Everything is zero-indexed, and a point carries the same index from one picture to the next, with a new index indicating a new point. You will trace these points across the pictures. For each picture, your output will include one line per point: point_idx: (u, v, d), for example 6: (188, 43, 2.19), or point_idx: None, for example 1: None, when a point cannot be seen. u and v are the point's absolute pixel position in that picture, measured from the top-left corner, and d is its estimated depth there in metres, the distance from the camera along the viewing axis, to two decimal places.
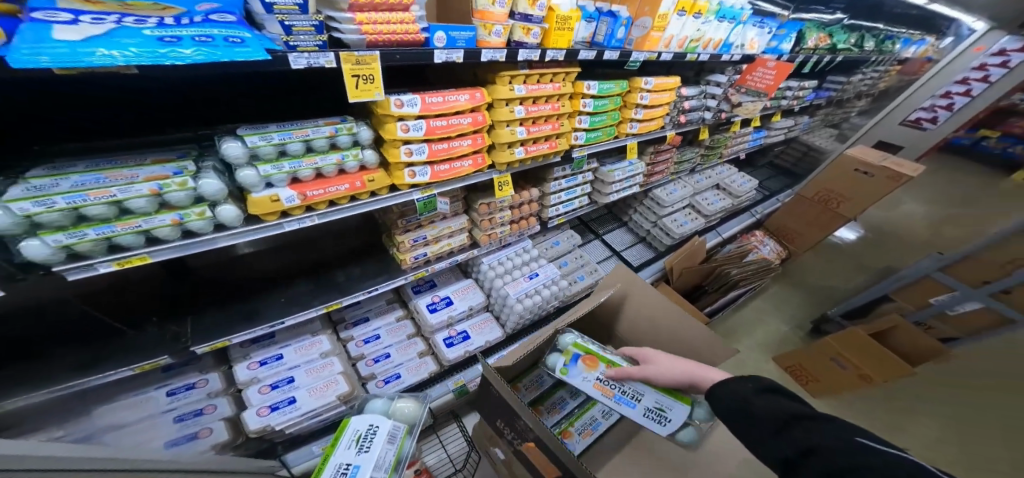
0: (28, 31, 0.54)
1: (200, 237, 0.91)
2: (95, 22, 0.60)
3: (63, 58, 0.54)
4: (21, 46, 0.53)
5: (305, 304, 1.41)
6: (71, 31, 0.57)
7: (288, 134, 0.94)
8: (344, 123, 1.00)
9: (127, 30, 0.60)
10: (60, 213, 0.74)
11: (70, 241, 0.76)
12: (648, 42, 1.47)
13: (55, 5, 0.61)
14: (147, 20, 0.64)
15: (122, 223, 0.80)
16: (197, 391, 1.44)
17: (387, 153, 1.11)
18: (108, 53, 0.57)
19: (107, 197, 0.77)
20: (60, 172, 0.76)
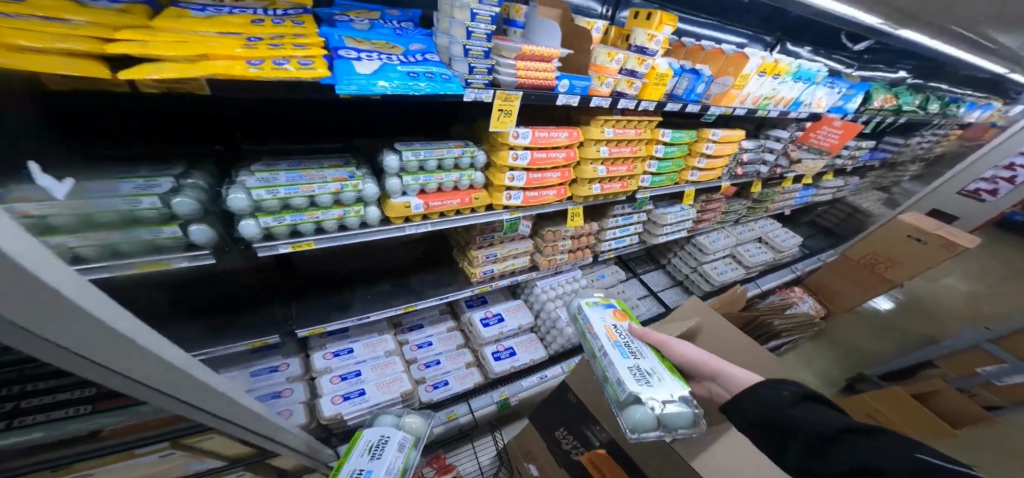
0: (341, 65, 0.84)
1: (349, 231, 1.15)
2: (371, 59, 0.89)
3: (360, 87, 0.82)
4: (341, 76, 0.81)
5: (385, 303, 1.53)
6: (362, 68, 0.85)
7: (429, 152, 1.13)
8: (472, 148, 1.19)
9: (389, 66, 0.89)
10: (276, 201, 1.00)
11: (272, 223, 1.02)
12: (726, 98, 1.59)
13: (347, 46, 0.91)
14: (393, 57, 0.92)
15: (308, 213, 1.05)
16: (278, 375, 1.54)
17: (493, 176, 1.27)
18: (384, 83, 0.84)
19: (308, 191, 1.02)
20: (273, 168, 1.02)
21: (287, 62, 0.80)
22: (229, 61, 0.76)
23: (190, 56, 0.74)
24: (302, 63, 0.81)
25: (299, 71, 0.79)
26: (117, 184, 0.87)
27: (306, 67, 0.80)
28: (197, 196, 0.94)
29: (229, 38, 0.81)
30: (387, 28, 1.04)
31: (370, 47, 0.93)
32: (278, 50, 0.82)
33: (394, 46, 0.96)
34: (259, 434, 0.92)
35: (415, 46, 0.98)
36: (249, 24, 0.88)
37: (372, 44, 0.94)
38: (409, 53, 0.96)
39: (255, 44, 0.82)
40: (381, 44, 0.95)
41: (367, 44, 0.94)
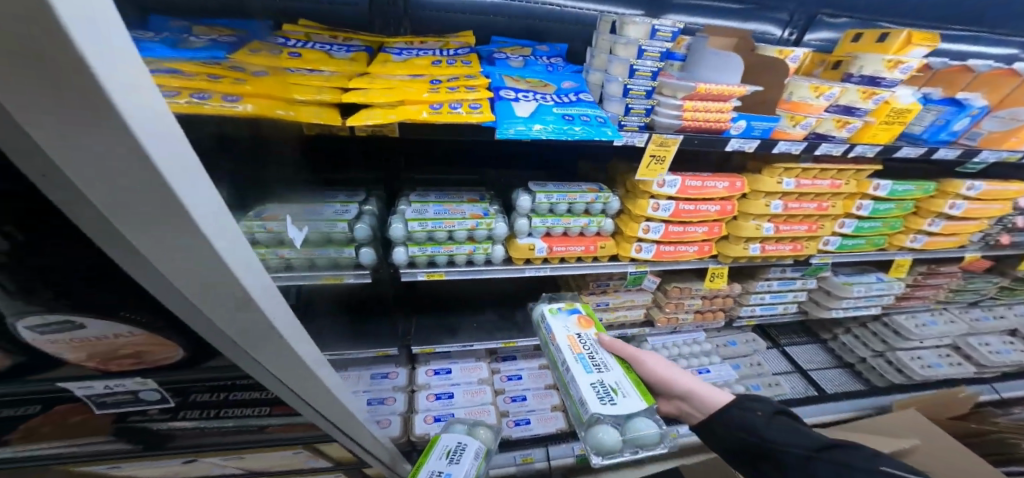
0: (500, 105, 0.78)
1: (474, 267, 1.13)
2: (531, 99, 0.81)
3: (516, 129, 0.74)
4: (503, 118, 0.74)
5: (490, 334, 1.47)
6: (521, 109, 0.77)
7: (562, 195, 1.04)
8: (608, 193, 1.06)
9: (543, 106, 0.80)
10: (424, 233, 1.05)
11: (417, 252, 1.07)
12: (1010, 139, 1.16)
13: (507, 85, 0.85)
14: (547, 98, 0.83)
15: (445, 246, 1.07)
16: (389, 381, 1.65)
17: (625, 225, 1.10)
18: (540, 125, 0.75)
19: (450, 226, 1.04)
20: (425, 198, 1.09)
21: (470, 104, 0.76)
22: (412, 105, 0.76)
23: (391, 101, 0.76)
24: (473, 106, 0.76)
25: (474, 115, 0.74)
26: (321, 207, 1.06)
27: (477, 111, 0.75)
28: (370, 222, 1.09)
29: (406, 81, 0.82)
30: (540, 65, 0.99)
31: (527, 86, 0.86)
32: (459, 93, 0.78)
33: (547, 84, 0.89)
34: (364, 445, 0.99)
35: (568, 84, 0.90)
36: (431, 66, 0.93)
37: (527, 84, 0.87)
38: (566, 94, 0.86)
39: (431, 85, 0.81)
40: (533, 83, 0.88)
41: (522, 83, 0.87)
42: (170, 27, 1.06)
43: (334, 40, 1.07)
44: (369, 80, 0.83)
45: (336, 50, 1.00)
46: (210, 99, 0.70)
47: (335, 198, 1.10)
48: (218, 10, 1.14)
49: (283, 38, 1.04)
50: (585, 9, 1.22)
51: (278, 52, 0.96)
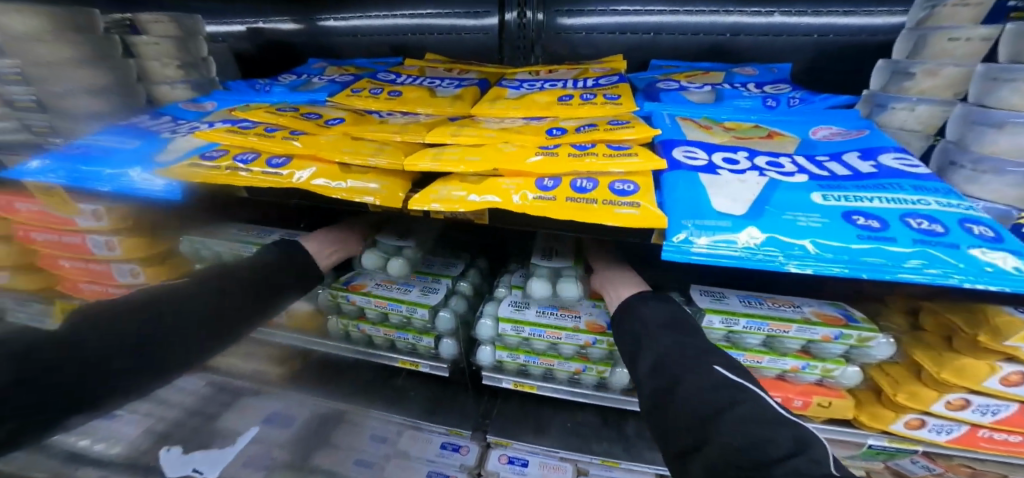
0: (676, 183, 0.39)
1: (578, 391, 0.73)
2: (752, 171, 0.40)
3: (716, 241, 0.34)
4: (688, 216, 0.35)
5: (582, 441, 0.76)
6: (737, 196, 0.37)
7: (764, 325, 0.56)
8: (861, 333, 0.54)
9: (779, 187, 0.38)
10: (518, 338, 0.70)
11: (506, 358, 0.73)
12: None
13: (688, 138, 0.46)
14: (784, 164, 0.41)
15: (544, 358, 0.71)
16: (458, 459, 0.77)
17: (889, 383, 0.56)
18: (773, 235, 0.34)
19: (554, 336, 0.67)
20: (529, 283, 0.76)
21: (621, 185, 0.38)
22: (506, 178, 0.42)
23: (481, 172, 0.43)
24: (620, 190, 0.38)
25: (631, 215, 0.36)
26: (410, 279, 0.77)
27: (628, 202, 0.36)
28: (459, 309, 0.76)
29: (515, 132, 0.49)
30: (743, 96, 0.59)
31: (735, 140, 0.46)
32: (599, 162, 0.40)
33: (775, 133, 0.48)
34: None
35: (817, 134, 0.48)
36: (556, 103, 0.61)
37: (730, 136, 0.47)
38: (825, 159, 0.43)
39: (549, 139, 0.45)
40: (743, 132, 0.48)
41: (718, 133, 0.48)
42: (307, 70, 1.01)
43: (448, 74, 0.86)
44: (463, 128, 0.52)
45: (444, 86, 0.77)
46: (252, 164, 0.53)
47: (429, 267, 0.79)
48: (355, 50, 1.06)
49: (395, 75, 0.88)
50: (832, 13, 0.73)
51: (378, 91, 0.78)
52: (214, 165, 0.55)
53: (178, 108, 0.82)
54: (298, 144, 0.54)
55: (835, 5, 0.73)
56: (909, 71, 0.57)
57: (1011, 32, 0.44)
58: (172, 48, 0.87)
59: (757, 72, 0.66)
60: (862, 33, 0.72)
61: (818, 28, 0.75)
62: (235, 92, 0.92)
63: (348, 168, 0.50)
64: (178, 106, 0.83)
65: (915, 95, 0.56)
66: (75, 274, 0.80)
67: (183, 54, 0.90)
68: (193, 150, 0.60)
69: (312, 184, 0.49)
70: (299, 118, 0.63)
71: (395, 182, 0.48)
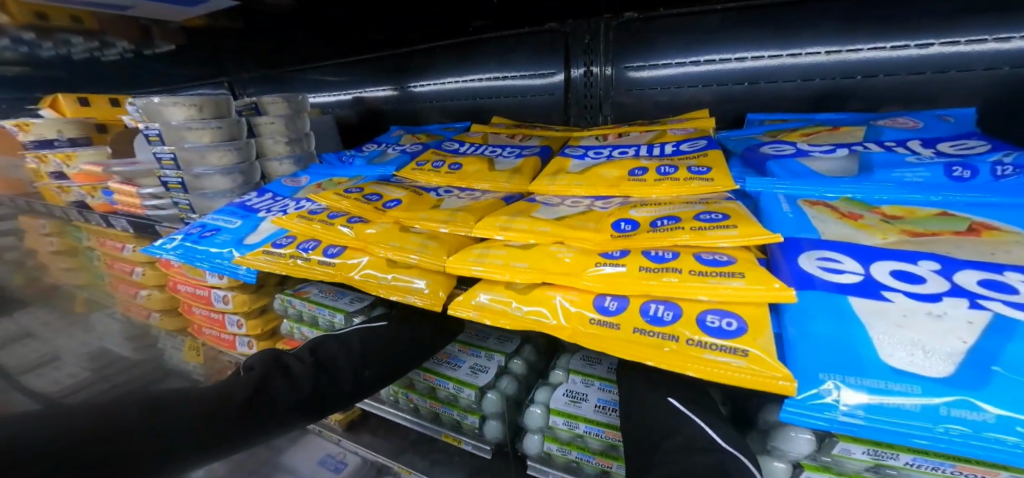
0: (815, 312, 0.27)
1: None
2: (955, 296, 0.26)
3: (893, 414, 0.22)
4: (839, 367, 0.24)
5: None
6: (928, 343, 0.24)
7: (945, 468, 0.30)
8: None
9: (1018, 330, 0.24)
10: (571, 433, 0.57)
11: (555, 452, 0.59)
12: None
13: (824, 237, 0.34)
14: (1002, 286, 0.27)
15: (601, 458, 0.56)
16: None
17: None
18: (1014, 417, 0.21)
19: (615, 439, 0.54)
20: (590, 371, 0.64)
21: (716, 321, 0.28)
22: (558, 291, 0.34)
23: (531, 282, 0.36)
24: (714, 328, 0.28)
25: (731, 367, 0.26)
26: (462, 352, 0.70)
27: (724, 347, 0.26)
28: (509, 390, 0.65)
29: (573, 226, 0.39)
30: (909, 165, 0.41)
31: (908, 240, 0.32)
32: (681, 283, 0.30)
33: (983, 228, 0.33)
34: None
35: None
36: (625, 180, 0.53)
37: (897, 229, 0.34)
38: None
39: (616, 239, 0.36)
40: (920, 224, 0.35)
41: (878, 227, 0.35)
42: (387, 139, 1.05)
43: (510, 140, 0.83)
44: (516, 216, 0.44)
45: (504, 155, 0.74)
46: (312, 253, 0.51)
47: (483, 341, 0.71)
48: (434, 114, 1.09)
49: (458, 143, 0.85)
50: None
51: (440, 163, 0.75)
52: (281, 253, 0.53)
53: (280, 184, 0.87)
54: (350, 232, 0.50)
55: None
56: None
57: None
58: (283, 127, 0.95)
59: (921, 124, 0.52)
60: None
61: (1012, 57, 0.56)
62: (326, 165, 0.96)
63: (394, 262, 0.46)
64: (280, 182, 0.89)
65: None
66: (199, 320, 0.87)
67: (291, 132, 0.97)
68: (268, 235, 0.59)
69: (359, 278, 0.46)
70: (361, 199, 0.59)
71: (438, 279, 0.43)
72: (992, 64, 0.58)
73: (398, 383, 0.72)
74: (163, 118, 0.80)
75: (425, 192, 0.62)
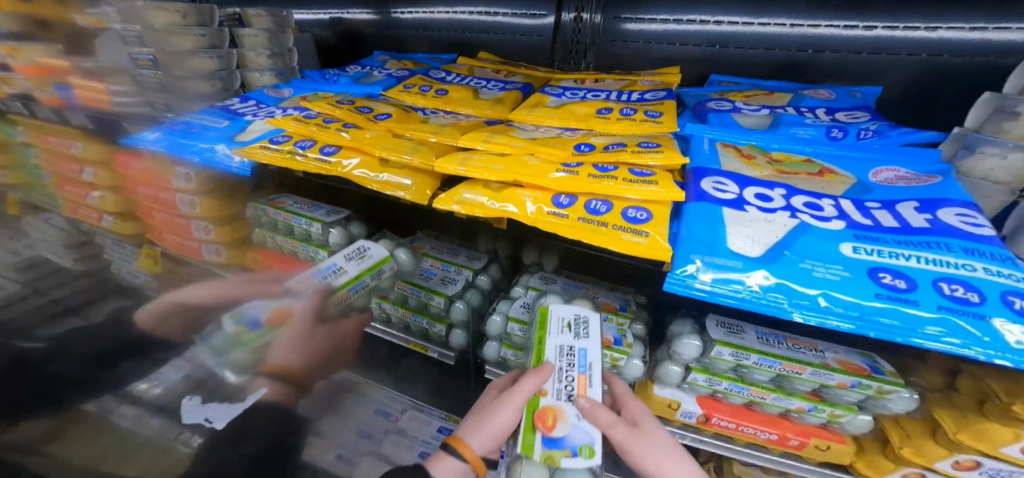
0: (697, 215, 0.38)
1: None
2: (785, 210, 0.38)
3: (723, 282, 0.34)
4: (701, 251, 0.35)
5: None
6: (757, 237, 0.36)
7: (776, 364, 0.53)
8: (882, 385, 0.51)
9: (808, 231, 0.36)
10: (525, 340, 0.68)
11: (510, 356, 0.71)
12: None
13: (723, 168, 0.44)
14: (820, 207, 0.39)
15: None
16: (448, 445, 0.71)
17: (898, 435, 0.53)
18: (784, 283, 0.33)
19: None
20: (547, 288, 0.74)
21: (634, 213, 0.38)
22: (526, 191, 0.43)
23: (503, 181, 0.44)
24: (632, 218, 0.37)
25: (636, 246, 0.36)
26: (432, 266, 0.79)
27: (636, 230, 0.36)
28: (474, 301, 0.75)
29: (544, 144, 0.48)
30: (803, 125, 0.54)
31: (776, 175, 0.44)
32: (615, 186, 0.39)
33: (827, 171, 0.45)
34: None
35: (878, 177, 0.43)
36: (593, 117, 0.61)
37: (772, 168, 0.46)
38: (876, 208, 0.39)
39: (574, 155, 0.45)
40: (790, 166, 0.46)
41: (759, 164, 0.47)
42: (371, 63, 1.06)
43: (496, 75, 0.87)
44: (497, 134, 0.52)
45: (489, 88, 0.79)
46: (308, 151, 0.56)
47: (453, 257, 0.80)
48: (420, 43, 1.10)
49: (445, 72, 0.89)
50: (949, 29, 0.64)
51: (427, 88, 0.79)
52: (280, 149, 0.58)
53: (262, 94, 0.87)
54: (346, 135, 0.56)
55: (959, 19, 0.63)
56: (1018, 110, 0.43)
57: (984, 100, 0.49)
58: (267, 40, 0.93)
59: (833, 96, 0.66)
60: (988, 54, 0.63)
61: (929, 46, 0.66)
62: (309, 81, 0.96)
63: (386, 162, 0.53)
64: (263, 91, 0.89)
65: (1014, 139, 0.42)
66: (161, 225, 0.80)
67: (273, 46, 0.95)
68: (263, 134, 0.63)
69: (353, 174, 0.52)
70: (355, 110, 0.64)
71: (425, 179, 0.50)
72: (914, 50, 0.67)
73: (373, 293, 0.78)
74: (142, 20, 0.76)
75: (413, 111, 0.67)
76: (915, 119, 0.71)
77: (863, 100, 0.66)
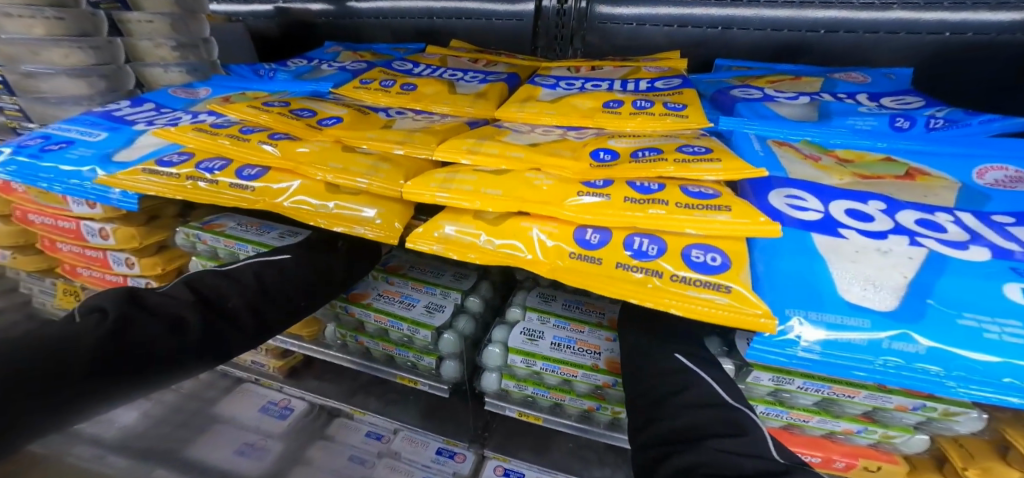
0: (783, 250, 0.27)
1: (596, 435, 0.53)
2: (897, 234, 0.27)
3: (843, 349, 0.22)
4: (805, 302, 0.24)
5: (584, 465, 0.59)
6: (877, 278, 0.25)
7: (823, 389, 0.36)
8: (951, 409, 0.35)
9: (944, 266, 0.25)
10: (529, 371, 0.53)
11: (511, 389, 0.56)
12: None
13: (790, 175, 0.34)
14: (941, 227, 0.28)
15: (556, 393, 0.54)
16: (452, 467, 0.58)
17: (959, 454, 0.37)
18: (942, 349, 0.22)
19: (570, 374, 0.51)
20: (547, 307, 0.57)
21: (700, 255, 0.27)
22: (534, 222, 0.31)
23: (503, 210, 0.31)
24: (698, 263, 0.26)
25: (710, 312, 0.24)
26: (415, 290, 0.61)
27: (707, 282, 0.25)
28: (467, 330, 0.59)
29: (549, 152, 0.36)
30: (861, 114, 0.44)
31: (859, 182, 0.33)
32: (668, 216, 0.28)
33: (918, 173, 0.35)
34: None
35: (985, 180, 0.34)
36: (601, 111, 0.49)
37: (850, 172, 0.35)
38: (1009, 223, 0.29)
39: (597, 169, 0.33)
40: (867, 168, 0.36)
41: (832, 168, 0.36)
42: (320, 55, 0.90)
43: (473, 65, 0.75)
44: (485, 140, 0.40)
45: (466, 80, 0.66)
46: (218, 174, 0.42)
47: (438, 277, 0.63)
48: (380, 33, 0.95)
49: (412, 64, 0.75)
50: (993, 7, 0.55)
51: (389, 83, 0.65)
52: (172, 174, 0.43)
53: (166, 94, 0.72)
54: (273, 151, 0.42)
55: None
56: None
57: None
58: (167, 26, 0.76)
59: (869, 79, 0.57)
60: (1020, 31, 0.55)
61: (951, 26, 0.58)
62: (234, 78, 0.80)
63: (336, 187, 0.40)
64: (168, 92, 0.73)
65: None
66: (70, 259, 0.64)
67: (179, 34, 0.78)
68: (151, 151, 0.48)
69: (287, 205, 0.39)
70: (288, 114, 0.50)
71: (392, 208, 0.37)
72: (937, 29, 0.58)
73: (345, 326, 0.62)
74: None
75: (371, 111, 0.54)
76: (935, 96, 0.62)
77: (900, 83, 0.57)
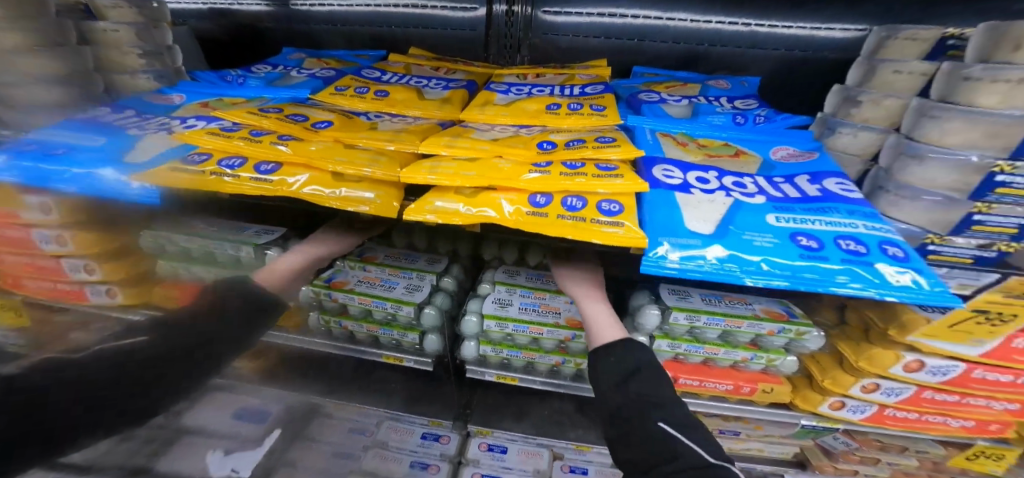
0: (656, 203, 0.42)
1: (564, 388, 0.69)
2: (721, 190, 0.44)
3: (690, 259, 0.38)
4: (666, 233, 0.39)
5: (559, 429, 0.76)
6: (706, 215, 0.41)
7: (721, 322, 0.56)
8: (800, 328, 0.55)
9: (742, 207, 0.42)
10: (502, 333, 0.67)
11: (489, 352, 0.69)
12: None
13: (667, 156, 0.50)
14: (749, 186, 0.45)
15: (526, 352, 0.68)
16: (439, 448, 0.74)
17: (818, 370, 0.60)
18: (735, 253, 0.38)
19: (537, 333, 0.65)
20: (513, 280, 0.71)
21: (607, 205, 0.42)
22: (500, 193, 0.44)
23: (477, 185, 0.45)
24: (606, 210, 0.41)
25: (614, 237, 0.39)
26: (392, 274, 0.71)
27: (612, 221, 0.40)
28: (445, 305, 0.70)
29: (508, 145, 0.50)
30: (716, 113, 0.63)
31: (706, 159, 0.50)
32: (587, 182, 0.43)
33: (741, 152, 0.52)
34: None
35: (777, 155, 0.52)
36: (544, 112, 0.64)
37: (702, 153, 0.52)
38: (782, 182, 0.47)
39: (541, 154, 0.47)
40: (713, 150, 0.53)
41: (693, 150, 0.53)
42: (285, 62, 0.97)
43: (435, 73, 0.86)
44: (458, 137, 0.53)
45: (431, 87, 0.77)
46: (239, 169, 0.51)
47: (412, 262, 0.72)
48: (337, 39, 1.03)
49: (380, 72, 0.85)
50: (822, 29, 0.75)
51: (364, 90, 0.76)
52: (198, 170, 0.51)
53: (141, 100, 0.76)
54: (285, 149, 0.52)
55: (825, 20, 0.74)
56: (860, 98, 0.59)
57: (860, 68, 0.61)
58: (134, 36, 0.79)
59: (730, 86, 0.76)
60: (839, 51, 0.75)
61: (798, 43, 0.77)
62: (207, 86, 0.86)
63: (341, 176, 0.50)
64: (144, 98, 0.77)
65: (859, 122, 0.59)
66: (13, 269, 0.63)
67: (145, 42, 0.82)
68: (161, 153, 0.55)
69: (302, 191, 0.49)
70: (285, 118, 0.60)
71: (388, 191, 0.49)
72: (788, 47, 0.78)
73: (331, 311, 0.71)
74: None
75: (354, 116, 0.65)
76: (783, 101, 0.84)
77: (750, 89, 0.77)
